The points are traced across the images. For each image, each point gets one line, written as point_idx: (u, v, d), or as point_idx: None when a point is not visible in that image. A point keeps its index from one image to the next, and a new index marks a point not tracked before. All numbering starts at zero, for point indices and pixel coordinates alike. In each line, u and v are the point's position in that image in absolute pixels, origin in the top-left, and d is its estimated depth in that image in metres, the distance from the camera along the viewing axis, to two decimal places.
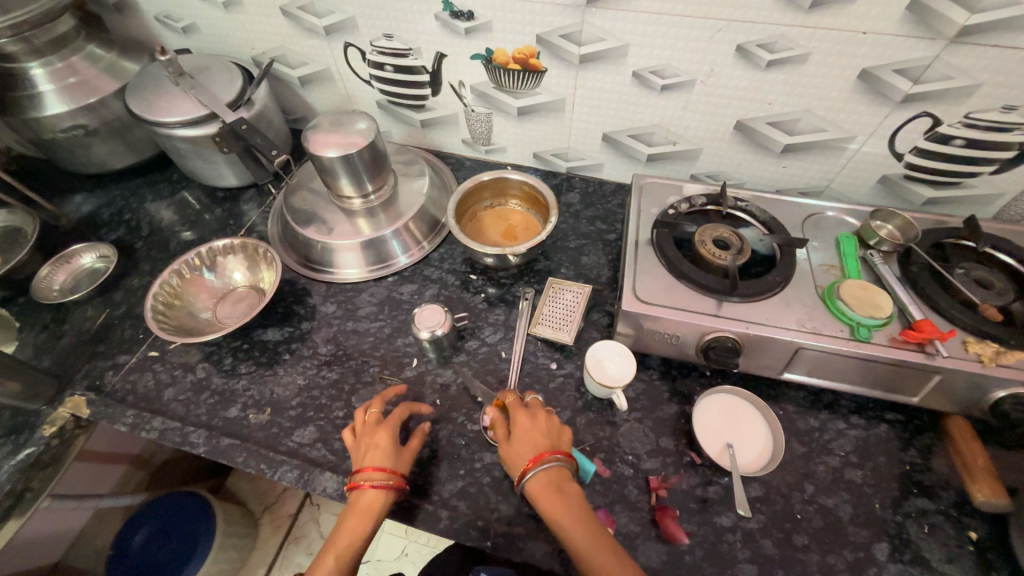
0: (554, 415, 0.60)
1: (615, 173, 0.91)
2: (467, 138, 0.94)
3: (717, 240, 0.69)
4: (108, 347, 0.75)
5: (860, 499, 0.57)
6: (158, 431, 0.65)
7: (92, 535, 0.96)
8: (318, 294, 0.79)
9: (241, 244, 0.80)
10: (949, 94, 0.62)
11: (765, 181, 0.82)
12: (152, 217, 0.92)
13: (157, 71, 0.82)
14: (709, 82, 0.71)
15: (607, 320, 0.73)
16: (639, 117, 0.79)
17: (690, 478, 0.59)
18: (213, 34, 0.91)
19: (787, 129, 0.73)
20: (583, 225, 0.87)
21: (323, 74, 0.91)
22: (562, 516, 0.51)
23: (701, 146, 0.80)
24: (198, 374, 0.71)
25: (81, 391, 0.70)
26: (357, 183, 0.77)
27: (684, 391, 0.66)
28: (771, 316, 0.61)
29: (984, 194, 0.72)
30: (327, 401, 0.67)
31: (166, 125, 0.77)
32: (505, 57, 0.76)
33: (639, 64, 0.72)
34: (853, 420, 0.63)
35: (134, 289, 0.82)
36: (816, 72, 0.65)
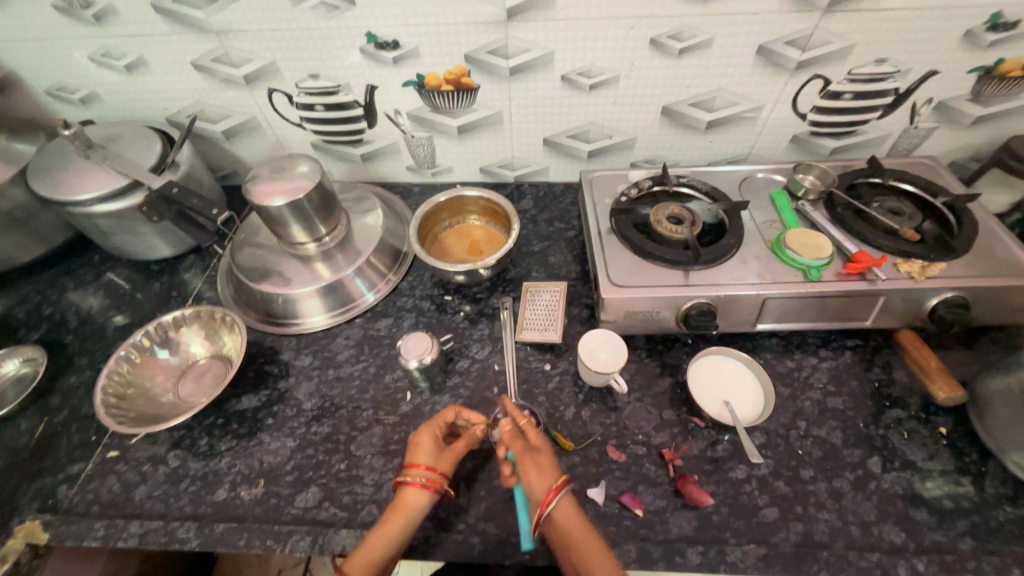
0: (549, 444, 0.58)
1: (562, 173, 0.95)
2: (411, 164, 0.94)
3: (670, 217, 0.74)
4: (55, 459, 0.66)
5: (847, 423, 0.63)
6: (138, 536, 0.59)
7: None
8: (289, 349, 0.75)
9: (193, 313, 0.74)
10: (832, 57, 0.72)
11: (696, 158, 0.89)
12: (78, 306, 0.83)
13: (60, 148, 0.76)
14: (631, 75, 0.76)
15: (587, 312, 0.76)
16: (574, 117, 0.83)
17: (699, 441, 0.62)
18: (117, 101, 0.85)
19: (707, 108, 0.80)
20: (542, 227, 0.89)
21: (249, 124, 0.87)
22: (580, 535, 0.51)
23: (634, 135, 0.86)
24: (171, 464, 0.64)
25: (33, 515, 0.61)
26: (309, 227, 0.75)
27: (673, 362, 0.70)
28: (734, 275, 0.66)
29: (876, 137, 0.83)
30: (325, 457, 0.63)
31: (83, 204, 0.71)
32: (437, 80, 0.78)
33: (566, 68, 0.76)
34: (822, 354, 0.69)
35: (73, 388, 0.73)
36: (722, 53, 0.72)
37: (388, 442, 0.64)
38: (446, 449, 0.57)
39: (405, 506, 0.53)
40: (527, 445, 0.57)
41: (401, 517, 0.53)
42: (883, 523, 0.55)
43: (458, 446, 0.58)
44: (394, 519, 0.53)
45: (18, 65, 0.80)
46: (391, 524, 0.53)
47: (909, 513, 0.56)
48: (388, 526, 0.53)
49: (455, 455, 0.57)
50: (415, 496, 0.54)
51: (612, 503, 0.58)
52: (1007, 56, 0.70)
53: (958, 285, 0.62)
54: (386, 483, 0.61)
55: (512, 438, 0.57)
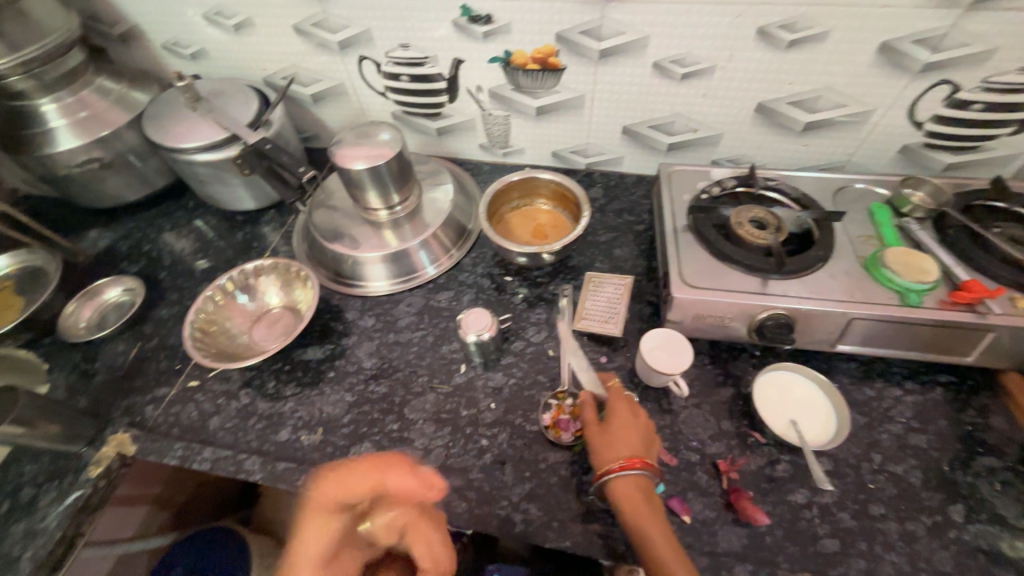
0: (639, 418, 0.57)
1: (636, 165, 0.92)
2: (484, 142, 0.94)
3: (753, 220, 0.70)
4: (145, 381, 0.73)
5: (929, 463, 0.58)
6: (210, 461, 0.64)
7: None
8: (354, 309, 0.78)
9: (272, 264, 0.79)
10: (967, 61, 0.64)
11: (785, 161, 0.83)
12: (171, 247, 0.91)
13: (172, 98, 0.82)
14: (730, 66, 0.72)
15: (650, 310, 0.73)
16: (659, 107, 0.80)
17: (757, 458, 0.59)
18: (222, 58, 0.91)
19: (808, 108, 0.75)
20: (610, 218, 0.87)
21: (336, 90, 0.90)
22: (647, 523, 0.49)
23: (721, 131, 0.81)
24: (242, 400, 0.70)
25: (124, 428, 0.68)
26: (384, 194, 0.77)
27: (737, 373, 0.66)
28: (819, 289, 0.62)
29: (1003, 156, 0.74)
30: (380, 415, 0.66)
31: (186, 151, 0.77)
32: (523, 57, 0.77)
33: (660, 55, 0.73)
34: (907, 386, 0.64)
35: (163, 319, 0.81)
36: (836, 49, 0.67)
37: (440, 410, 0.66)
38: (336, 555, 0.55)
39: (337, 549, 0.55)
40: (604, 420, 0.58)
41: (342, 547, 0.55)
42: None
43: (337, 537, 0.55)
44: None
45: (142, 19, 0.87)
46: None
47: (992, 572, 0.51)
48: None
49: None
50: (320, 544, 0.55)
51: None
52: None
53: None
54: (434, 449, 0.63)
55: (585, 407, 0.60)
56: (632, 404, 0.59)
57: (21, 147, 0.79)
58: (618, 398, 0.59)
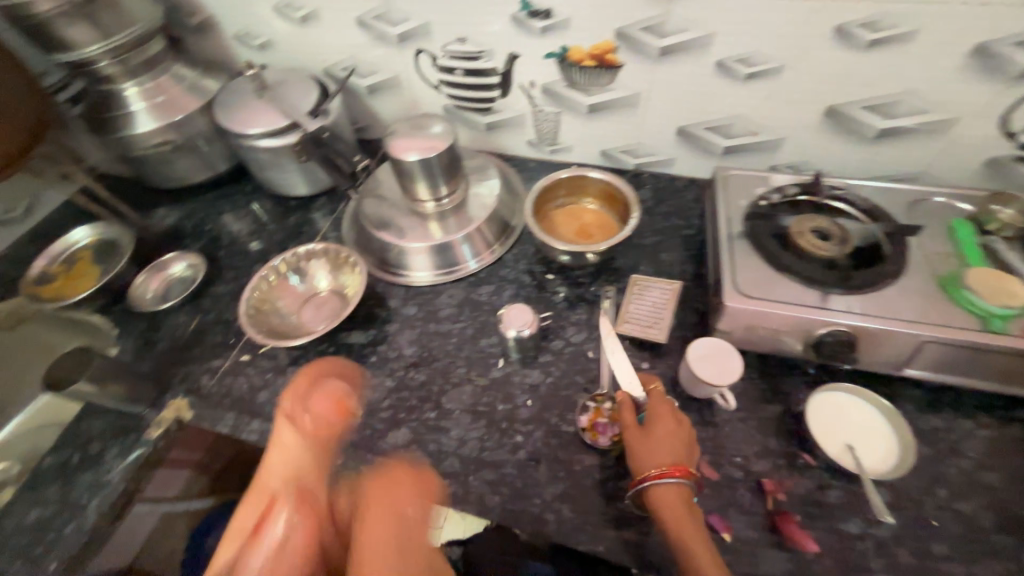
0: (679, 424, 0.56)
1: (688, 167, 0.89)
2: (532, 139, 0.94)
3: (815, 231, 0.66)
4: (201, 352, 0.78)
5: (1003, 505, 0.53)
6: (257, 433, 0.67)
7: (160, 544, 0.92)
8: (397, 297, 0.80)
9: (323, 249, 0.82)
10: None
11: (853, 170, 0.78)
12: (229, 227, 0.96)
13: (239, 86, 0.86)
14: (799, 67, 0.68)
15: (696, 318, 0.71)
16: (718, 108, 0.77)
17: (807, 481, 0.56)
18: (287, 49, 0.94)
19: (884, 113, 0.70)
20: (658, 221, 0.85)
21: (391, 82, 0.92)
22: (689, 533, 0.48)
23: (783, 135, 0.77)
24: (289, 377, 0.72)
25: (181, 395, 0.73)
26: (433, 185, 0.78)
27: (788, 390, 0.63)
28: (887, 308, 0.58)
29: None
30: (417, 403, 0.67)
31: (250, 137, 0.80)
32: (580, 54, 0.76)
33: (724, 54, 0.70)
34: (981, 419, 0.58)
35: (220, 295, 0.85)
36: (922, 50, 0.62)
37: (477, 402, 0.66)
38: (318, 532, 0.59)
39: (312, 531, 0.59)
40: (646, 423, 0.56)
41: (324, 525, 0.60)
42: None
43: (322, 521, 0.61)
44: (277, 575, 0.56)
45: (216, 10, 0.91)
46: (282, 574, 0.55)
47: None
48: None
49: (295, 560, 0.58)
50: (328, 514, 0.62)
51: None
52: None
53: None
54: (469, 441, 0.63)
55: (624, 407, 0.58)
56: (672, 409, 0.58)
57: (105, 127, 0.85)
58: (659, 400, 0.58)
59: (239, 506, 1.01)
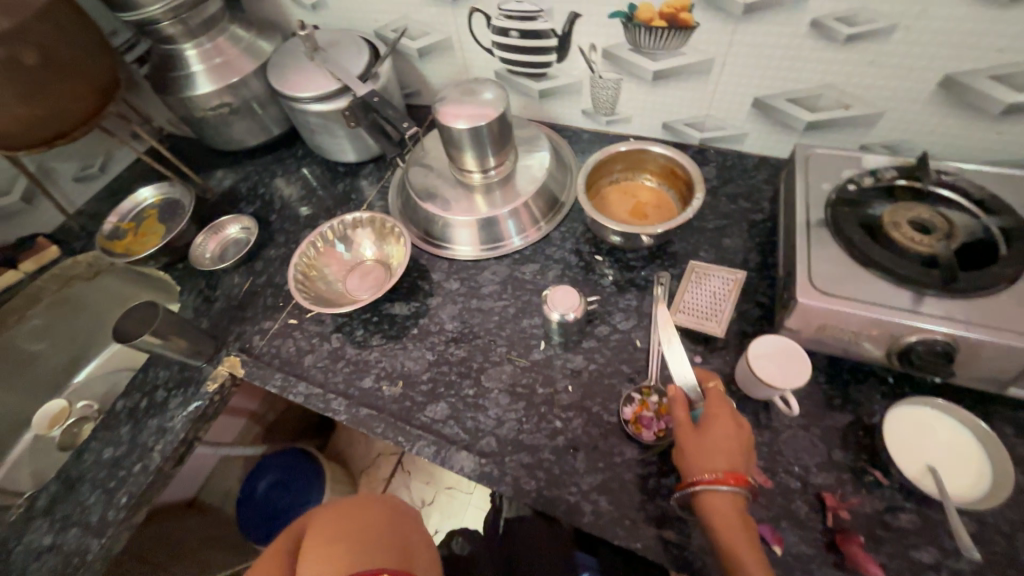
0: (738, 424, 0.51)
1: (761, 144, 0.80)
2: (588, 108, 0.88)
3: (913, 222, 0.57)
4: (254, 312, 0.81)
5: None
6: (303, 395, 0.69)
7: (220, 480, 1.06)
8: (440, 270, 0.79)
9: (369, 218, 0.82)
10: None
11: (964, 153, 0.67)
12: (281, 192, 0.98)
13: (292, 47, 0.85)
14: (916, 27, 0.58)
15: (759, 312, 0.65)
16: (806, 76, 0.68)
17: (875, 500, 0.51)
18: (339, 8, 0.92)
19: (1017, 85, 0.58)
20: (721, 203, 0.78)
21: (443, 44, 0.88)
22: (742, 545, 0.44)
23: (883, 109, 0.67)
24: (334, 343, 0.74)
25: (235, 352, 0.76)
26: (482, 156, 0.75)
27: (861, 398, 0.57)
28: (997, 316, 0.50)
29: None
30: (457, 379, 0.67)
31: (302, 100, 0.80)
32: (650, 12, 0.68)
33: (822, 11, 0.60)
34: None
35: (272, 259, 0.87)
36: None
37: (516, 383, 0.65)
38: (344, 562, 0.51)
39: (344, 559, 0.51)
40: (700, 424, 0.52)
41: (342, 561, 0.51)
42: None
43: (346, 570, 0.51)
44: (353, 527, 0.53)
45: None
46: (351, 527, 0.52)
47: None
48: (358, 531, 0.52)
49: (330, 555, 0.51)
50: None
51: None
52: None
53: None
54: (507, 422, 0.62)
55: (677, 404, 0.53)
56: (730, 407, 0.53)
57: (168, 88, 0.87)
58: (717, 397, 0.53)
59: (288, 454, 1.08)
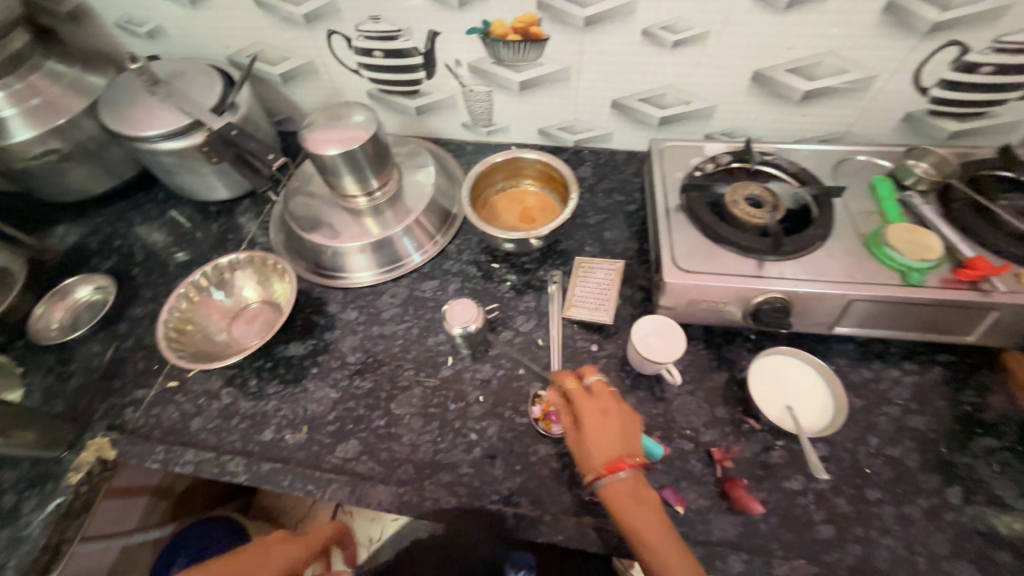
0: (614, 410, 0.54)
1: (627, 141, 0.87)
2: (466, 121, 0.90)
3: (749, 198, 0.66)
4: (122, 383, 0.71)
5: (927, 446, 0.56)
6: (193, 464, 0.62)
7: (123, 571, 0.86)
8: (336, 302, 0.76)
9: (247, 257, 0.75)
10: (978, 19, 0.60)
11: (782, 134, 0.79)
12: (143, 241, 0.87)
13: (129, 81, 0.76)
14: (723, 32, 0.67)
15: (642, 295, 0.71)
16: (649, 78, 0.75)
17: (752, 445, 0.58)
18: (182, 37, 0.85)
19: (807, 75, 0.70)
20: (600, 199, 0.83)
21: (306, 68, 0.85)
22: (642, 521, 0.48)
23: (715, 102, 0.77)
24: (224, 400, 0.67)
25: (103, 432, 0.66)
26: (362, 180, 0.73)
27: (732, 357, 0.64)
28: (817, 270, 0.59)
29: (1011, 121, 0.70)
30: (365, 412, 0.64)
31: (147, 140, 0.72)
32: (504, 28, 0.72)
33: (650, 21, 0.68)
34: (906, 367, 0.62)
35: (139, 318, 0.78)
36: (838, 9, 0.62)
37: (428, 405, 0.64)
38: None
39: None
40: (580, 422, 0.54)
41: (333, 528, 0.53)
42: (957, 559, 0.50)
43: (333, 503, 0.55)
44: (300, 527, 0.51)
45: None
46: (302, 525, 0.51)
47: (989, 554, 0.50)
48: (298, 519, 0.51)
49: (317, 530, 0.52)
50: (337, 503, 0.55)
51: None
52: None
53: None
54: (422, 445, 0.61)
55: (562, 407, 0.56)
56: (602, 396, 0.55)
57: None
58: (592, 387, 0.56)
59: (220, 524, 0.90)
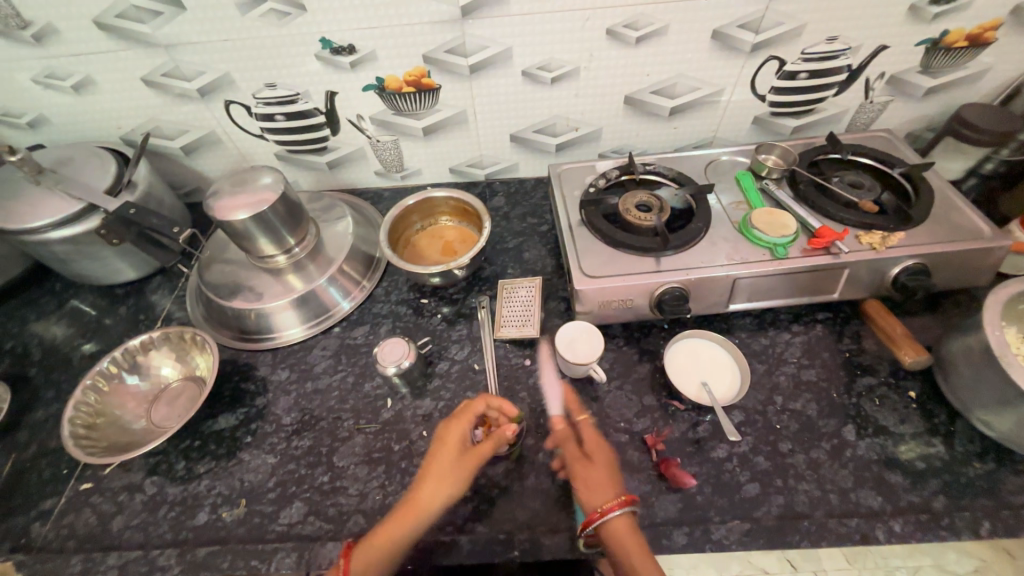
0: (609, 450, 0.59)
1: (532, 169, 0.95)
2: (379, 169, 0.93)
3: (639, 204, 0.74)
4: (25, 496, 0.64)
5: (822, 394, 0.64)
6: (118, 568, 0.57)
7: None
8: (265, 364, 0.74)
9: (162, 335, 0.72)
10: (785, 38, 0.73)
11: (662, 144, 0.90)
12: (41, 337, 0.81)
13: (10, 174, 0.73)
14: (591, 67, 0.77)
15: (564, 305, 0.76)
16: (539, 112, 0.83)
17: (679, 425, 0.62)
18: (68, 122, 0.82)
19: (668, 95, 0.81)
20: (516, 224, 0.89)
21: (208, 138, 0.85)
22: (639, 555, 0.49)
23: (600, 126, 0.86)
24: (149, 491, 0.63)
25: (5, 556, 0.59)
26: (277, 239, 0.73)
27: (652, 348, 0.70)
28: (703, 258, 0.67)
29: (834, 114, 0.85)
30: (307, 471, 0.62)
31: (35, 231, 0.68)
32: (397, 82, 0.77)
33: (527, 63, 0.76)
34: (794, 329, 0.71)
35: (40, 422, 0.71)
36: (678, 40, 0.73)
37: (371, 450, 0.64)
38: (468, 451, 0.57)
39: (451, 440, 0.57)
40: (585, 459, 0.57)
41: (416, 502, 0.54)
42: (861, 488, 0.56)
43: (506, 411, 0.60)
44: (405, 518, 0.53)
45: None
46: (404, 517, 0.54)
47: (884, 478, 0.57)
48: (398, 524, 0.53)
49: (477, 458, 0.57)
50: (482, 404, 0.60)
51: None
52: (952, 27, 0.72)
53: (917, 252, 0.63)
54: (370, 492, 0.60)
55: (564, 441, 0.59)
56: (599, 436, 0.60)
57: None
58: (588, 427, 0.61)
59: None
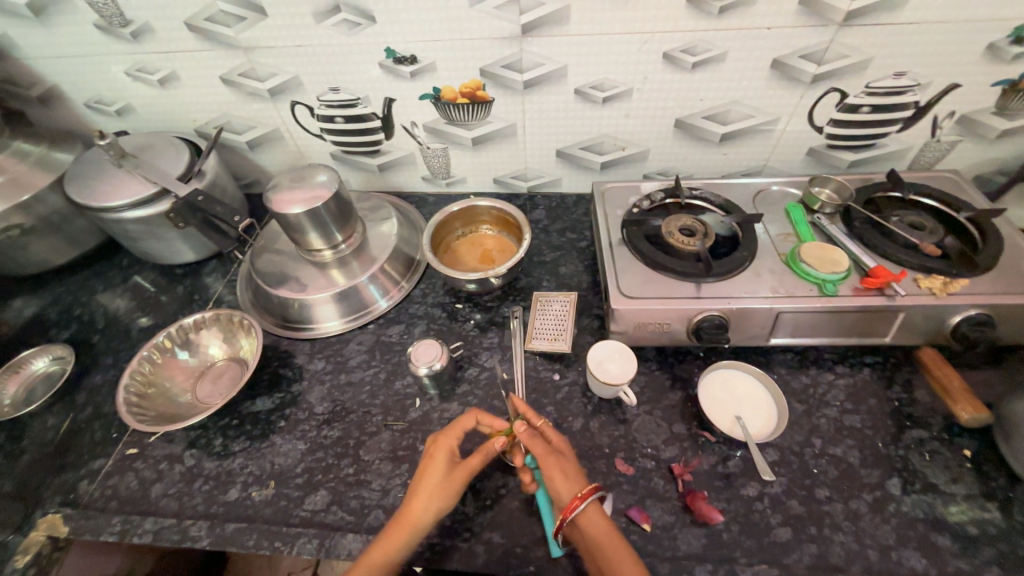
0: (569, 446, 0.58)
1: (575, 184, 0.95)
2: (426, 174, 0.96)
3: (682, 228, 0.73)
4: (78, 454, 0.69)
5: (865, 442, 0.61)
6: (152, 533, 0.60)
7: None
8: (303, 353, 0.77)
9: (213, 316, 0.76)
10: (849, 70, 0.71)
11: (710, 169, 0.89)
12: (105, 307, 0.87)
13: (97, 156, 0.80)
14: (643, 89, 0.77)
15: (598, 322, 0.76)
16: (587, 130, 0.84)
17: (709, 457, 0.61)
18: (150, 112, 0.90)
19: (720, 120, 0.80)
20: (554, 237, 0.90)
21: (272, 135, 0.91)
22: (612, 548, 0.50)
23: (647, 147, 0.86)
24: (187, 463, 0.66)
25: (56, 508, 0.64)
26: (326, 234, 0.77)
27: (685, 375, 0.69)
28: (746, 288, 0.65)
29: (896, 150, 0.82)
30: (334, 461, 0.64)
31: (113, 210, 0.74)
32: (453, 93, 0.80)
33: (580, 82, 0.77)
34: (839, 370, 0.68)
35: (97, 386, 0.76)
36: (735, 67, 0.73)
37: (397, 447, 0.65)
38: (457, 467, 0.56)
39: (439, 457, 0.57)
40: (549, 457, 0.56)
41: (408, 517, 0.54)
42: (903, 547, 0.53)
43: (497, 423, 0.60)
44: (400, 532, 0.53)
45: (62, 81, 0.85)
46: (394, 535, 0.53)
47: (931, 539, 0.53)
48: (395, 538, 0.53)
49: (467, 475, 0.56)
50: (473, 420, 0.59)
51: (618, 517, 0.57)
52: None
53: (981, 302, 0.60)
54: (392, 489, 0.61)
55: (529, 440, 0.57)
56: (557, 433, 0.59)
57: None
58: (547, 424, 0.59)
59: None
